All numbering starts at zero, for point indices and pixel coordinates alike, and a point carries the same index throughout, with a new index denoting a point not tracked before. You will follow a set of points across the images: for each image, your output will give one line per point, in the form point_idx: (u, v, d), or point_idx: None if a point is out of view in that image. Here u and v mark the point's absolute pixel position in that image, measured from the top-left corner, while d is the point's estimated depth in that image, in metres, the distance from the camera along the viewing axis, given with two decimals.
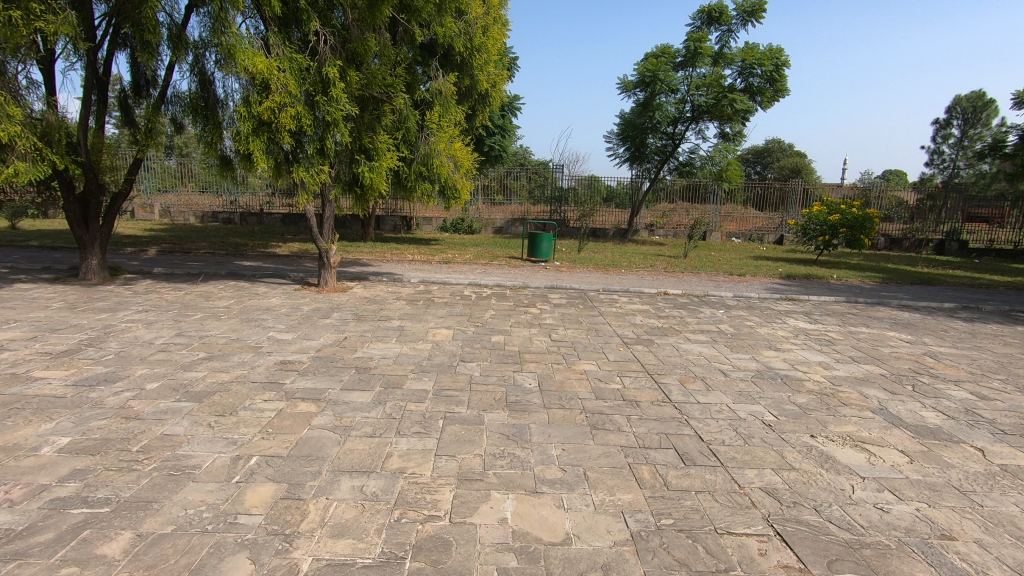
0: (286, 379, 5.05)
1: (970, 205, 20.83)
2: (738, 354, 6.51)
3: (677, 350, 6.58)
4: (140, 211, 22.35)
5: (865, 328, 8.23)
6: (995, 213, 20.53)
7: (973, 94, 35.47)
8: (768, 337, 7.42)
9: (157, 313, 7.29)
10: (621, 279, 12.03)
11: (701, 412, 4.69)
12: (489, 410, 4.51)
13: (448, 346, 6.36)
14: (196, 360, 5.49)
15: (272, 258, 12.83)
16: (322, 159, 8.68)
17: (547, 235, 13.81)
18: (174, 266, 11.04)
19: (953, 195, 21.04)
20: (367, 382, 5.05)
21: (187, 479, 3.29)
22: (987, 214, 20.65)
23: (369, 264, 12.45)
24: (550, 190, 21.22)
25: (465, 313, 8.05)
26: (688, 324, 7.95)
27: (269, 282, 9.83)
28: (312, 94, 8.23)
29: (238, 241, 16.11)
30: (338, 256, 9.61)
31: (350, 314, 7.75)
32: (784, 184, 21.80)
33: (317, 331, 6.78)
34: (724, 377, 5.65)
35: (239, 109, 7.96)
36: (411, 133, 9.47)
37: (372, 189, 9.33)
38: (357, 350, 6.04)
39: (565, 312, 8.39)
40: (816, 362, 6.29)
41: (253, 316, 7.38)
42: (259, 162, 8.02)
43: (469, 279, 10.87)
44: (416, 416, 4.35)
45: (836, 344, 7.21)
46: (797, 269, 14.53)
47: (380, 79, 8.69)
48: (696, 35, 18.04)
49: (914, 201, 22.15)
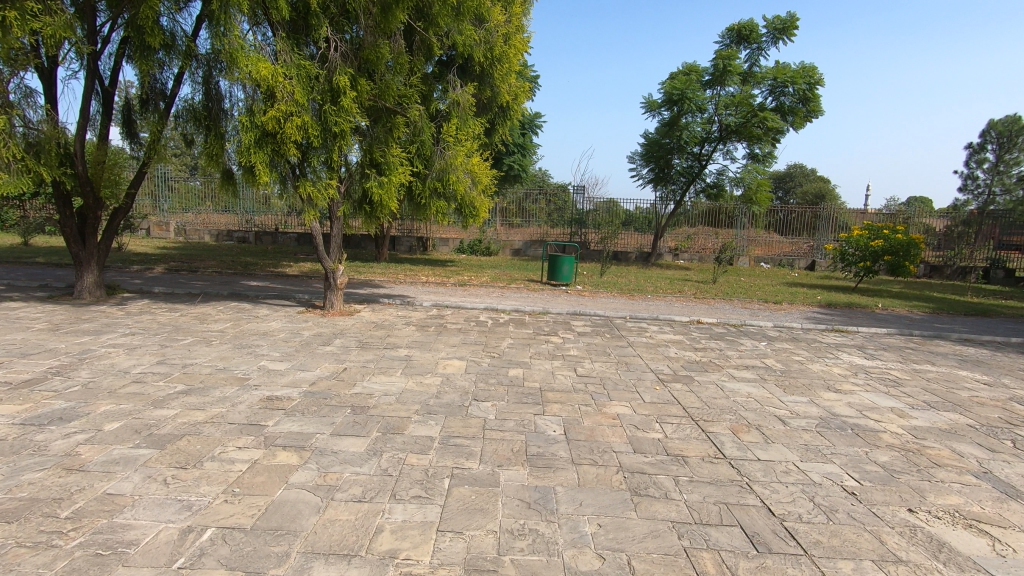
0: (269, 420, 4.31)
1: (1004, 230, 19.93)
2: (794, 397, 5.62)
3: (723, 391, 5.72)
4: (156, 229, 22.25)
5: (931, 366, 7.27)
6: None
7: (1008, 118, 34.07)
8: (823, 375, 6.52)
9: (144, 337, 6.67)
10: (648, 305, 11.20)
11: (764, 473, 3.83)
12: (506, 466, 3.72)
13: (459, 381, 5.58)
14: (171, 394, 4.79)
15: (279, 278, 12.29)
16: (330, 174, 8.15)
17: (569, 258, 13.09)
18: (176, 285, 10.51)
19: (988, 221, 20.10)
20: (363, 426, 4.29)
21: (115, 563, 2.55)
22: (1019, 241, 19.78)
23: (381, 285, 11.83)
24: (569, 213, 20.61)
25: (480, 342, 7.28)
26: (729, 359, 7.07)
27: (272, 304, 9.22)
28: (319, 103, 7.69)
29: (249, 260, 15.69)
30: (346, 277, 8.98)
31: (354, 340, 7.04)
32: (804, 206, 20.68)
33: (314, 360, 6.06)
34: (783, 427, 4.76)
35: (242, 118, 7.42)
36: (426, 146, 8.83)
37: (382, 206, 8.69)
38: (356, 385, 5.29)
39: (591, 342, 7.58)
40: (888, 409, 5.36)
41: (247, 342, 6.70)
42: (261, 175, 7.48)
43: (485, 303, 10.14)
44: (418, 472, 3.57)
45: (903, 385, 6.28)
46: (838, 297, 13.54)
47: (393, 90, 8.17)
48: (725, 52, 17.41)
49: (944, 227, 21.01)
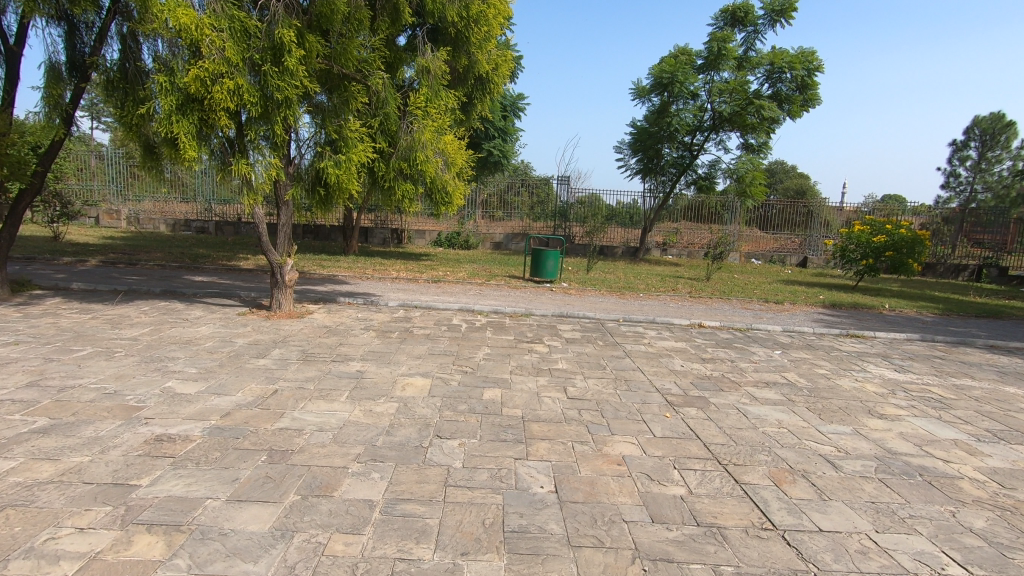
0: (144, 477, 3.09)
1: (970, 229, 19.35)
2: (834, 427, 4.55)
3: (747, 418, 4.62)
4: (105, 218, 20.42)
5: (973, 381, 6.30)
6: (1000, 237, 19.03)
7: (992, 115, 33.73)
8: (858, 395, 5.48)
9: (30, 348, 5.35)
10: (642, 304, 10.13)
11: (836, 557, 2.73)
12: (473, 555, 2.57)
13: (419, 408, 4.38)
14: (22, 435, 3.52)
15: (230, 273, 10.93)
16: (274, 152, 6.85)
17: (553, 252, 11.91)
18: (102, 282, 9.09)
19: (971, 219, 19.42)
20: (278, 485, 3.09)
21: None
22: (990, 240, 19.26)
23: (345, 282, 10.58)
24: (552, 207, 19.44)
25: (451, 352, 6.10)
26: (744, 373, 5.99)
27: (209, 304, 7.89)
28: (257, 62, 6.33)
29: (201, 251, 14.26)
30: (297, 273, 7.71)
31: (297, 351, 5.80)
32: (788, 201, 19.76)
33: (239, 379, 4.82)
34: (836, 473, 3.69)
35: (159, 79, 6.09)
36: (390, 121, 7.57)
37: (339, 190, 7.41)
38: (283, 417, 4.06)
39: (581, 352, 6.44)
40: (952, 443, 4.33)
41: (160, 353, 5.41)
42: (186, 151, 6.19)
43: (459, 302, 8.94)
44: (341, 572, 2.40)
45: (954, 408, 5.28)
46: (842, 297, 12.62)
47: (352, 54, 6.88)
48: (720, 34, 16.41)
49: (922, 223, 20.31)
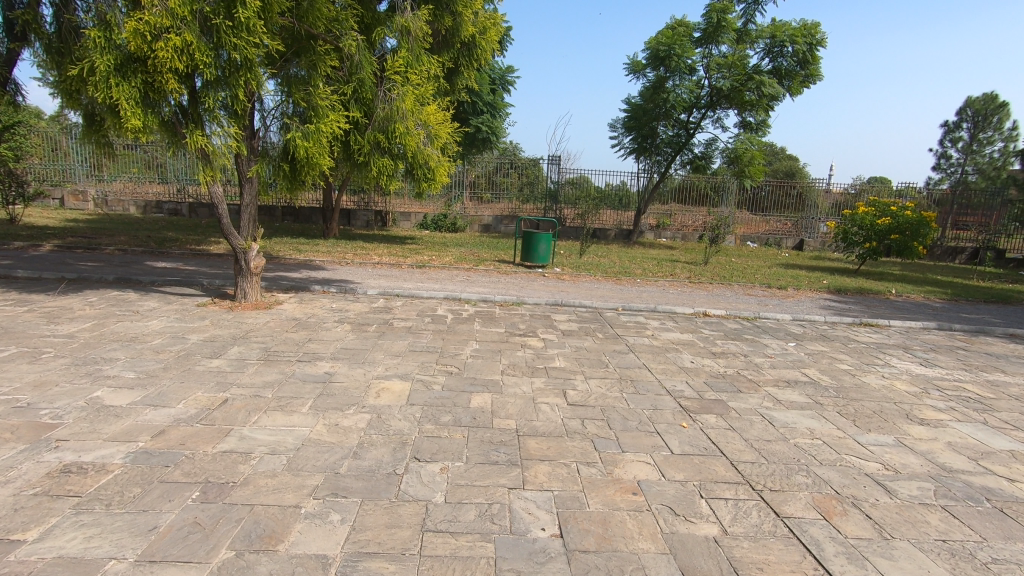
0: (34, 528, 2.40)
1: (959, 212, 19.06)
2: (874, 437, 3.96)
3: (775, 428, 4.01)
4: (70, 199, 19.21)
5: (1006, 377, 5.76)
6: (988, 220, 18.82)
7: (985, 96, 33.23)
8: (891, 395, 4.90)
9: None
10: (640, 291, 9.50)
11: None
12: None
13: (395, 421, 3.71)
14: None
15: (196, 258, 10.11)
16: (233, 122, 6.05)
17: (545, 235, 11.22)
18: (50, 269, 8.22)
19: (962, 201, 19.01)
20: (207, 536, 2.41)
21: None
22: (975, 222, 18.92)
23: (321, 268, 9.82)
24: (541, 188, 18.70)
25: (434, 349, 5.42)
26: (761, 370, 5.38)
27: (167, 294, 7.12)
28: (209, 16, 5.48)
29: (170, 235, 13.35)
30: (263, 259, 6.94)
31: (258, 349, 5.09)
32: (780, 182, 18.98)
33: (184, 386, 4.11)
34: (892, 501, 3.09)
35: (93, 34, 5.25)
36: (365, 88, 6.80)
37: (309, 166, 6.65)
38: (228, 436, 3.36)
39: (580, 346, 5.80)
40: (1011, 456, 3.77)
41: (96, 354, 4.67)
42: (129, 120, 5.41)
43: (445, 290, 8.23)
44: None
45: (999, 410, 4.72)
46: (846, 282, 12.08)
47: (320, 11, 6.05)
48: (720, 5, 15.60)
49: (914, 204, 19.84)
